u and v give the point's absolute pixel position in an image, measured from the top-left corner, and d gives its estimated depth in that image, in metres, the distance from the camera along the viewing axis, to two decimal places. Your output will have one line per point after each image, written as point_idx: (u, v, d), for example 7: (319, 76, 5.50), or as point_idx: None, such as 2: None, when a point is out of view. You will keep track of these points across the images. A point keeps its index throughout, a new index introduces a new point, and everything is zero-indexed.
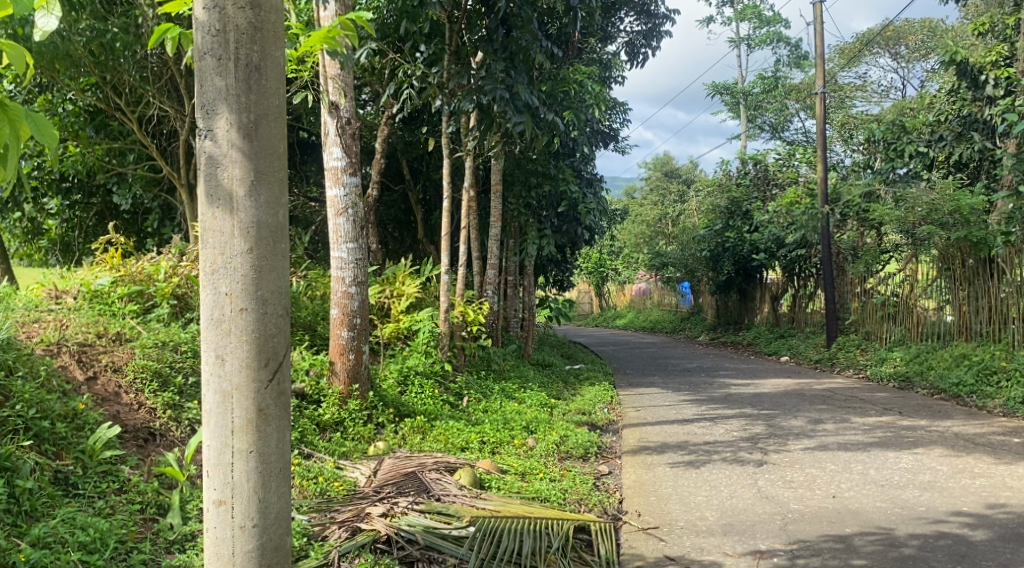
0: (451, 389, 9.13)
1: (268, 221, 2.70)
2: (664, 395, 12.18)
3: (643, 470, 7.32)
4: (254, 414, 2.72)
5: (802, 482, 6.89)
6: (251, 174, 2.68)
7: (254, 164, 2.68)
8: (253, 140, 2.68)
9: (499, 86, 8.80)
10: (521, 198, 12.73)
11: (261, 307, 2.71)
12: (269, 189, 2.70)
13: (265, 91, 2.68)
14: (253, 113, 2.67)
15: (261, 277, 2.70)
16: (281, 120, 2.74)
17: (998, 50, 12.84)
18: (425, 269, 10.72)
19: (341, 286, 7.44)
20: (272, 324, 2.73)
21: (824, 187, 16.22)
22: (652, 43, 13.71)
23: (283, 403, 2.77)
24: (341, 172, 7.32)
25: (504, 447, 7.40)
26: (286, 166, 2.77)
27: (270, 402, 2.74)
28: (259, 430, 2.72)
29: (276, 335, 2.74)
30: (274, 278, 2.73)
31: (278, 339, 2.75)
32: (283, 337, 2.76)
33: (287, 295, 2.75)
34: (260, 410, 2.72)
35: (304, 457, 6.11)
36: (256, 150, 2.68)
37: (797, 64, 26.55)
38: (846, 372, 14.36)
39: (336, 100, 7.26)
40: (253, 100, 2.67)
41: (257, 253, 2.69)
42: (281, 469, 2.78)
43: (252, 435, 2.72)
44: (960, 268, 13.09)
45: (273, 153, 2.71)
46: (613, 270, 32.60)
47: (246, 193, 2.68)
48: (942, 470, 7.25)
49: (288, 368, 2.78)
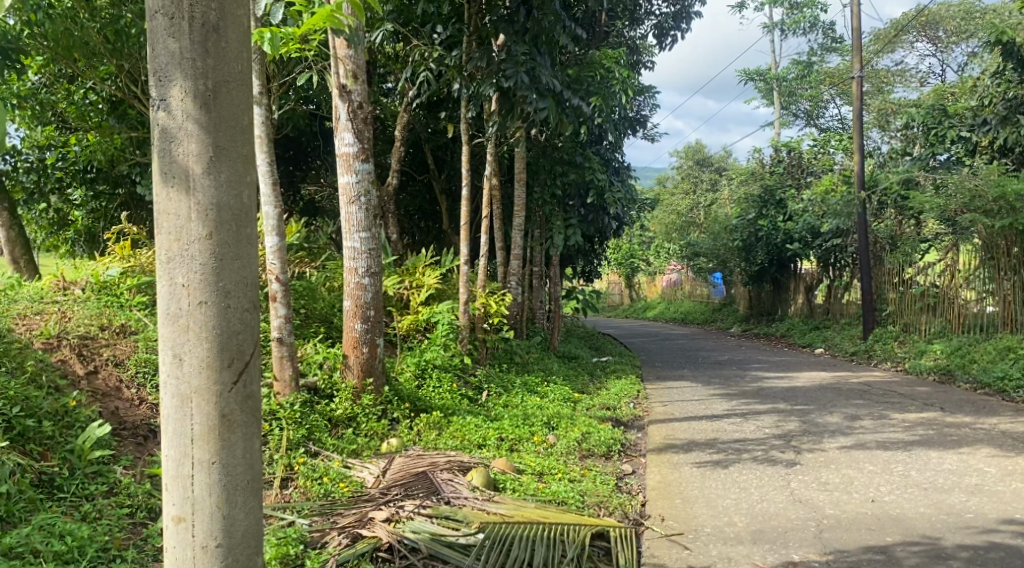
0: (470, 383, 8.84)
1: (229, 203, 2.61)
2: (694, 389, 11.79)
3: (668, 470, 6.97)
4: (217, 419, 2.59)
5: (839, 484, 6.50)
6: (210, 149, 2.59)
7: (213, 137, 2.59)
8: (212, 111, 2.60)
9: (520, 70, 8.42)
10: (547, 186, 12.45)
11: (222, 299, 2.60)
12: (231, 166, 2.62)
13: (224, 56, 2.61)
14: (211, 79, 2.59)
15: (222, 267, 2.59)
16: (244, 88, 2.66)
17: None
18: (445, 260, 10.42)
19: (354, 277, 7.14)
20: (235, 319, 2.62)
21: (861, 173, 15.62)
22: (681, 25, 13.27)
23: (249, 408, 2.65)
24: (353, 159, 7.01)
25: (523, 444, 7.12)
26: (249, 140, 2.68)
27: (235, 407, 2.61)
28: (223, 438, 2.59)
29: (240, 331, 2.63)
30: (237, 267, 2.63)
31: (243, 336, 2.64)
32: (248, 335, 2.65)
33: (252, 286, 2.64)
34: (224, 416, 2.60)
35: (310, 457, 5.66)
36: (215, 121, 2.60)
37: (832, 49, 25.87)
38: (883, 365, 13.86)
39: (346, 83, 6.91)
40: (211, 66, 2.61)
41: (217, 238, 2.59)
42: (248, 481, 2.65)
43: (215, 445, 2.59)
44: (1005, 257, 12.66)
45: (234, 125, 2.63)
46: (644, 261, 32.06)
47: (204, 170, 2.59)
48: (990, 472, 6.82)
49: (255, 368, 2.66)
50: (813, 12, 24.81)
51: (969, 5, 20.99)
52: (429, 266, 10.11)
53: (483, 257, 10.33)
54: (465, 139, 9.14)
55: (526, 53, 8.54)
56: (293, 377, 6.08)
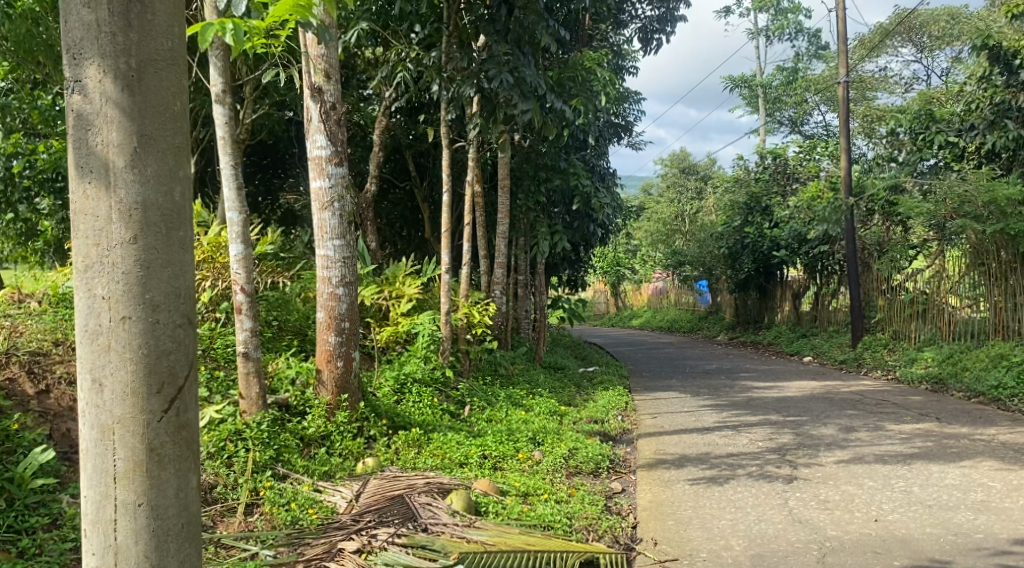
0: (452, 397, 8.47)
1: (158, 202, 2.41)
2: (682, 399, 11.46)
3: (659, 488, 6.63)
4: (143, 454, 2.37)
5: (839, 502, 6.18)
6: (133, 137, 2.39)
7: (137, 124, 2.39)
8: (136, 94, 2.40)
9: (504, 70, 8.10)
10: (531, 193, 12.10)
11: (151, 314, 2.39)
12: (162, 158, 2.42)
13: (150, 30, 2.41)
14: (134, 57, 2.39)
15: (149, 277, 2.38)
16: (174, 66, 2.46)
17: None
18: (427, 269, 10.06)
19: (327, 287, 6.78)
20: (166, 337, 2.40)
21: (847, 179, 15.35)
22: (666, 28, 13.01)
23: (182, 441, 2.43)
24: (325, 162, 6.67)
25: (507, 462, 6.78)
26: (180, 129, 2.48)
27: (166, 440, 2.40)
28: (152, 476, 2.37)
29: (172, 350, 2.41)
30: (168, 276, 2.42)
31: (175, 355, 2.42)
32: (181, 355, 2.44)
33: (183, 299, 2.43)
34: (153, 450, 2.38)
35: (277, 481, 5.29)
36: (139, 105, 2.39)
37: (817, 56, 25.72)
38: (873, 373, 13.59)
39: (319, 83, 6.58)
40: (135, 41, 2.40)
41: (143, 241, 2.39)
42: (182, 525, 2.42)
43: (141, 485, 2.36)
44: (995, 263, 12.43)
45: (162, 112, 2.43)
46: (629, 269, 31.79)
47: (128, 162, 2.38)
48: (996, 488, 6.51)
49: (188, 395, 2.44)
50: (798, 19, 24.68)
51: (952, 10, 20.88)
52: (410, 275, 9.76)
53: (466, 266, 10.02)
54: (445, 143, 8.80)
55: (507, 53, 8.24)
56: (260, 394, 5.68)
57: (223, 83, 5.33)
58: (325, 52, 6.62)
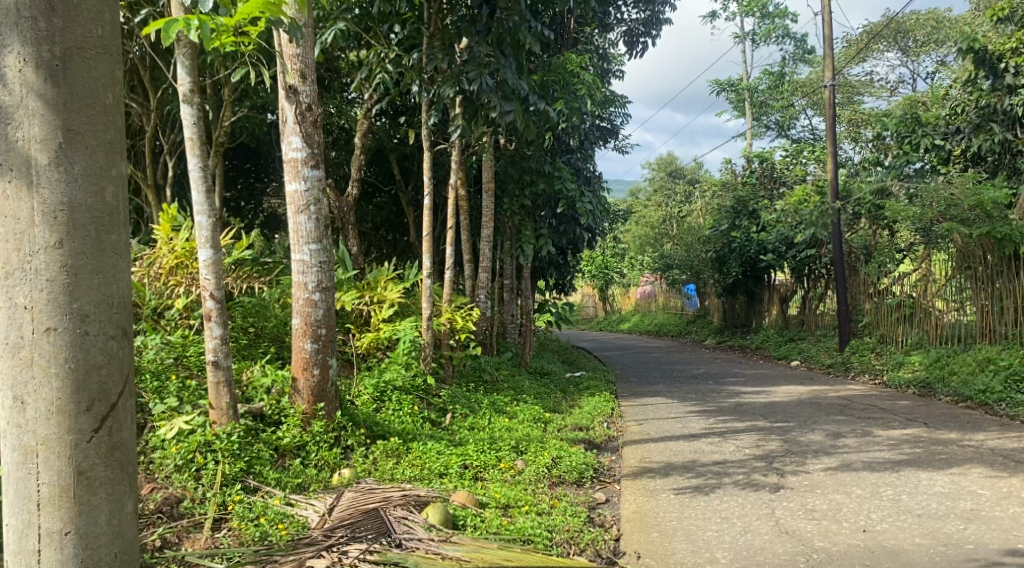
0: (434, 405, 8.29)
1: (86, 206, 2.61)
2: (669, 405, 11.32)
3: (644, 498, 6.48)
4: (72, 477, 2.59)
5: (827, 512, 6.04)
6: (58, 133, 2.58)
7: (62, 119, 2.58)
8: (61, 86, 2.59)
9: (484, 72, 8.00)
10: (516, 198, 11.96)
11: (80, 324, 2.59)
12: (94, 156, 2.63)
13: (78, 19, 2.60)
14: (59, 45, 2.58)
15: (78, 290, 2.59)
16: (103, 57, 2.66)
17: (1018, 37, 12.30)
18: (410, 273, 9.87)
19: (303, 293, 6.59)
20: (96, 349, 2.62)
21: (834, 183, 15.24)
22: (652, 31, 12.91)
23: (113, 461, 2.66)
24: (301, 165, 6.47)
25: (488, 472, 6.62)
26: (110, 122, 2.68)
27: (96, 462, 2.62)
28: (80, 503, 2.60)
29: (103, 367, 2.63)
30: (97, 285, 2.63)
31: (105, 371, 2.63)
32: (112, 375, 2.65)
33: (111, 309, 2.64)
34: (81, 472, 2.60)
35: (247, 494, 5.13)
36: (65, 98, 2.59)
37: (803, 59, 25.68)
38: (861, 377, 13.49)
39: (295, 83, 6.41)
40: (59, 26, 2.59)
41: (69, 247, 2.58)
42: (112, 551, 2.65)
43: (68, 511, 2.59)
44: (982, 266, 12.36)
45: (88, 107, 2.62)
46: (617, 273, 31.66)
47: (51, 159, 2.57)
48: (985, 495, 6.40)
49: (119, 413, 2.67)
50: (785, 23, 24.63)
51: (938, 14, 20.88)
52: (392, 280, 9.56)
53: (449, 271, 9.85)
54: (426, 146, 8.60)
55: (488, 55, 8.14)
56: (231, 404, 5.51)
57: (191, 81, 5.17)
58: (301, 52, 6.46)
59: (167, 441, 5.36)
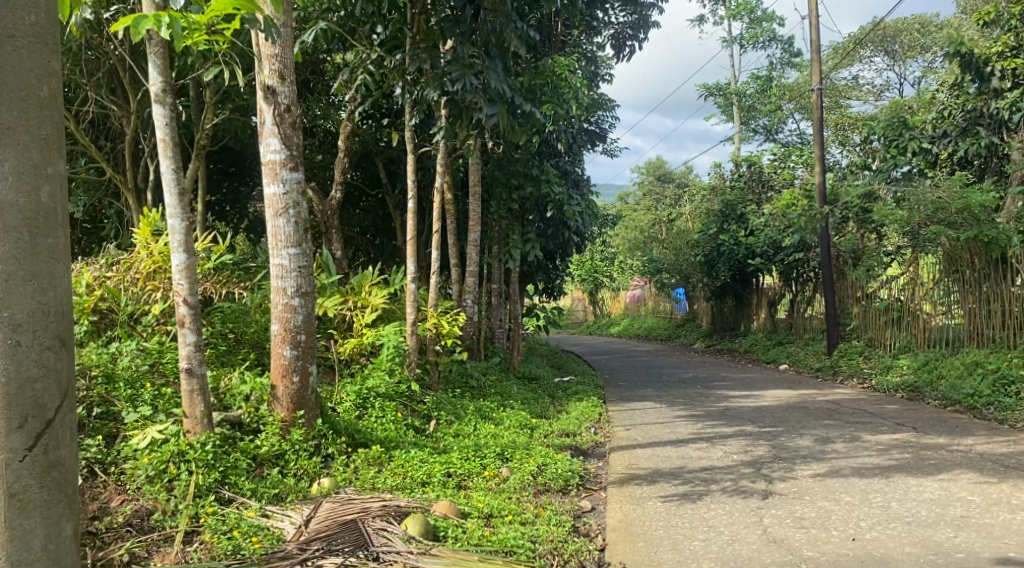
0: (418, 412, 8.15)
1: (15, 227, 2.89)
2: (658, 410, 11.21)
3: (630, 506, 6.37)
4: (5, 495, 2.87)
5: (815, 519, 5.94)
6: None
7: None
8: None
9: (468, 73, 7.92)
10: (503, 202, 11.85)
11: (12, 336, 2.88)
12: (29, 152, 2.92)
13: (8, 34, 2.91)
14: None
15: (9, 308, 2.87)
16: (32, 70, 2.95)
17: (1004, 40, 12.37)
18: (394, 277, 9.72)
19: (282, 298, 6.45)
20: (30, 364, 2.90)
21: (821, 187, 15.19)
22: (639, 34, 12.83)
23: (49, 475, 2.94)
24: (279, 167, 6.34)
25: (472, 480, 6.50)
26: (40, 132, 2.97)
27: (31, 478, 2.90)
28: (13, 527, 2.87)
29: (37, 383, 2.92)
30: (30, 297, 2.92)
31: (38, 388, 2.92)
32: (46, 392, 2.93)
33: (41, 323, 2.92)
34: (14, 488, 2.87)
35: (221, 506, 5.01)
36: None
37: (791, 64, 25.67)
38: (849, 381, 13.42)
39: (273, 84, 6.30)
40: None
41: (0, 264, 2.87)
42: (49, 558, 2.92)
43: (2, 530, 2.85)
44: (969, 270, 12.29)
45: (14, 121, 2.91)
46: (606, 277, 31.58)
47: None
48: (975, 502, 6.31)
49: (56, 426, 2.94)
50: (772, 27, 24.64)
51: (924, 18, 20.90)
52: (376, 285, 9.42)
53: (434, 275, 9.74)
54: (409, 149, 8.46)
55: (473, 57, 8.06)
56: (206, 413, 5.38)
57: (164, 80, 5.09)
58: (279, 52, 6.34)
59: (140, 451, 5.26)
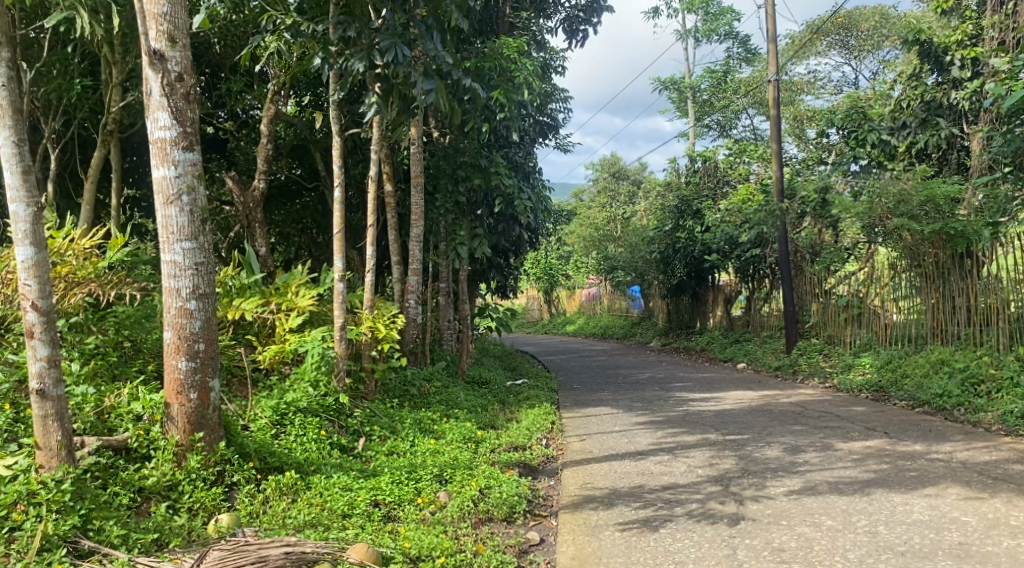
0: (349, 428, 7.22)
1: None
2: (614, 416, 10.41)
3: (585, 538, 5.57)
4: None
5: (797, 552, 5.22)
6: None
7: None
8: None
9: (399, 42, 7.09)
10: (449, 195, 10.88)
11: None
12: None
13: None
14: None
15: None
16: None
17: (964, 29, 11.80)
18: (323, 275, 8.74)
19: (175, 301, 5.48)
20: None
21: (779, 181, 14.46)
22: (593, 19, 12.00)
23: None
24: (169, 146, 5.41)
25: (403, 510, 5.65)
26: None
27: None
28: None
29: None
30: None
31: None
32: None
33: None
34: None
35: (73, 562, 4.50)
36: None
37: (747, 59, 25.10)
38: (810, 381, 12.77)
39: (160, 48, 5.35)
40: None
41: None
42: None
43: None
44: (934, 265, 11.63)
45: None
46: (562, 275, 30.82)
47: None
48: (972, 523, 5.60)
49: None
50: (728, 20, 23.99)
51: (881, 10, 20.36)
52: (305, 284, 8.47)
53: (370, 274, 8.79)
54: (335, 130, 7.52)
55: (407, 24, 7.26)
56: (62, 443, 4.87)
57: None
58: (168, 10, 5.38)
59: None
